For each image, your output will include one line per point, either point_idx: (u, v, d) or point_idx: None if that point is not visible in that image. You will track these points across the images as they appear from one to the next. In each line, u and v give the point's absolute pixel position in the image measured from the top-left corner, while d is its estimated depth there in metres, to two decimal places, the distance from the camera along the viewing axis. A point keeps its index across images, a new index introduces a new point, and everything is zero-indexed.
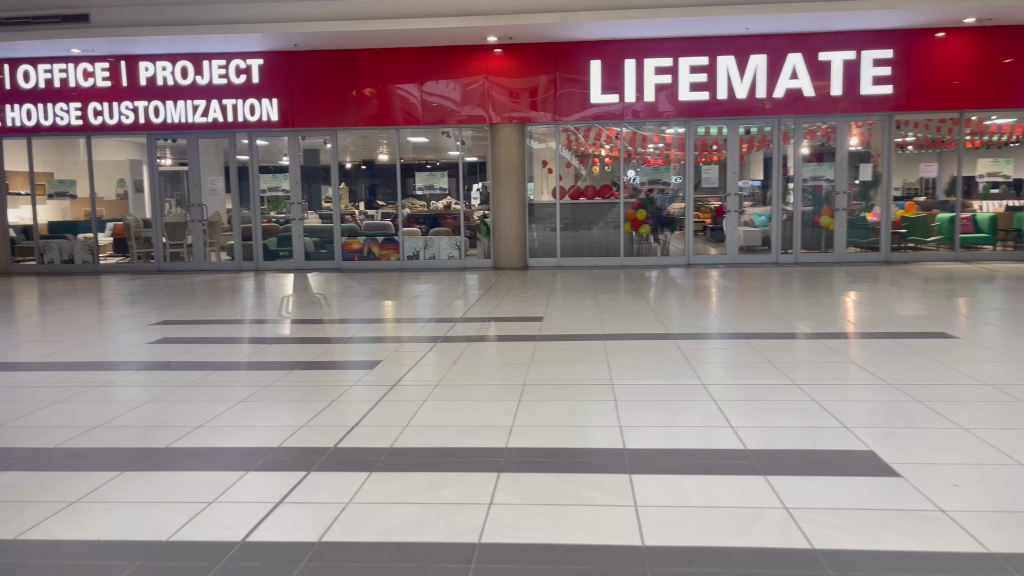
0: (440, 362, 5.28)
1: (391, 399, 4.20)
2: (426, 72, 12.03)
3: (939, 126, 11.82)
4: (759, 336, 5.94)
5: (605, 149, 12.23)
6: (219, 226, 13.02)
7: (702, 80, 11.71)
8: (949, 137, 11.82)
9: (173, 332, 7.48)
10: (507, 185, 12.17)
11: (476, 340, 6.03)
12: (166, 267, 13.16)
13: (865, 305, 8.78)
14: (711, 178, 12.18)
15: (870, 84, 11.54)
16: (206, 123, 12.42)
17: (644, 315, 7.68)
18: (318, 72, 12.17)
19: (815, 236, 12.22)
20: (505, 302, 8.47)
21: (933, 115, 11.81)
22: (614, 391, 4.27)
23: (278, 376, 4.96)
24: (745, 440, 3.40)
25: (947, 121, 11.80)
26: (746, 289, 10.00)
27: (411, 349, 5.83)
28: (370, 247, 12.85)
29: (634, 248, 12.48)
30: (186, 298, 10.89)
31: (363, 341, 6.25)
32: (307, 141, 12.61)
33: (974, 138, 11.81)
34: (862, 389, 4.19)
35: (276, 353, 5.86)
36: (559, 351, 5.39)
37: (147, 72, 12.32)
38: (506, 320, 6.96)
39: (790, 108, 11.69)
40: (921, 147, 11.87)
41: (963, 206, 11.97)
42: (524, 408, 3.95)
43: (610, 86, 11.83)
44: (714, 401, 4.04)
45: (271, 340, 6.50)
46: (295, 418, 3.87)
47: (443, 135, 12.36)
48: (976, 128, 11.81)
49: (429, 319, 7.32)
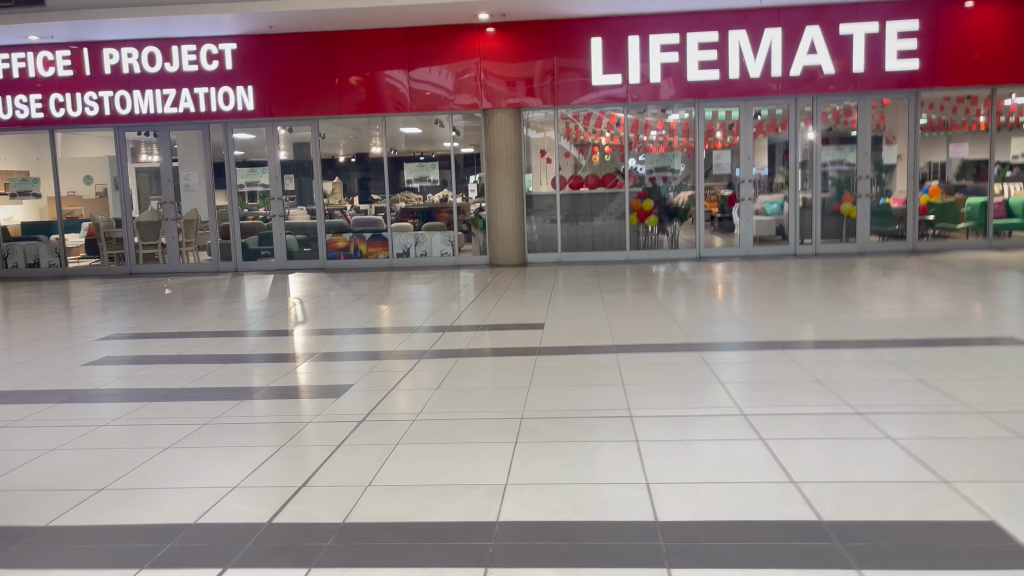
0: (423, 386, 4.41)
1: (353, 445, 3.35)
2: (415, 56, 11.14)
3: (955, 107, 10.93)
4: (796, 346, 5.08)
5: (605, 137, 11.37)
6: (195, 226, 12.14)
7: (711, 57, 10.82)
8: (968, 118, 10.95)
9: (129, 347, 6.64)
10: (503, 175, 11.28)
11: (468, 355, 5.18)
12: (138, 270, 12.28)
13: (894, 300, 7.93)
14: (723, 164, 11.31)
15: (894, 58, 10.64)
16: (176, 114, 11.53)
17: (659, 316, 6.84)
18: (297, 57, 11.30)
19: (836, 224, 11.33)
20: (501, 305, 7.64)
21: (949, 94, 10.91)
22: (634, 428, 3.41)
23: (226, 408, 4.10)
24: (817, 506, 2.53)
25: (968, 100, 10.91)
26: (762, 284, 9.14)
27: (390, 367, 4.99)
28: (357, 245, 11.98)
29: (640, 241, 11.60)
30: (157, 303, 10.05)
31: (351, 357, 5.41)
32: (293, 133, 11.74)
33: (999, 117, 10.94)
34: (947, 420, 3.33)
35: (233, 374, 5.02)
36: (565, 370, 4.54)
37: (111, 59, 11.45)
38: (503, 328, 6.12)
39: (807, 86, 10.80)
40: (932, 129, 11.00)
41: (992, 189, 11.09)
42: (523, 457, 3.09)
43: (613, 67, 10.94)
44: (763, 441, 3.18)
45: (233, 358, 5.67)
46: (228, 477, 3.02)
47: (437, 125, 11.50)
48: (998, 108, 10.92)
49: (423, 328, 6.47)
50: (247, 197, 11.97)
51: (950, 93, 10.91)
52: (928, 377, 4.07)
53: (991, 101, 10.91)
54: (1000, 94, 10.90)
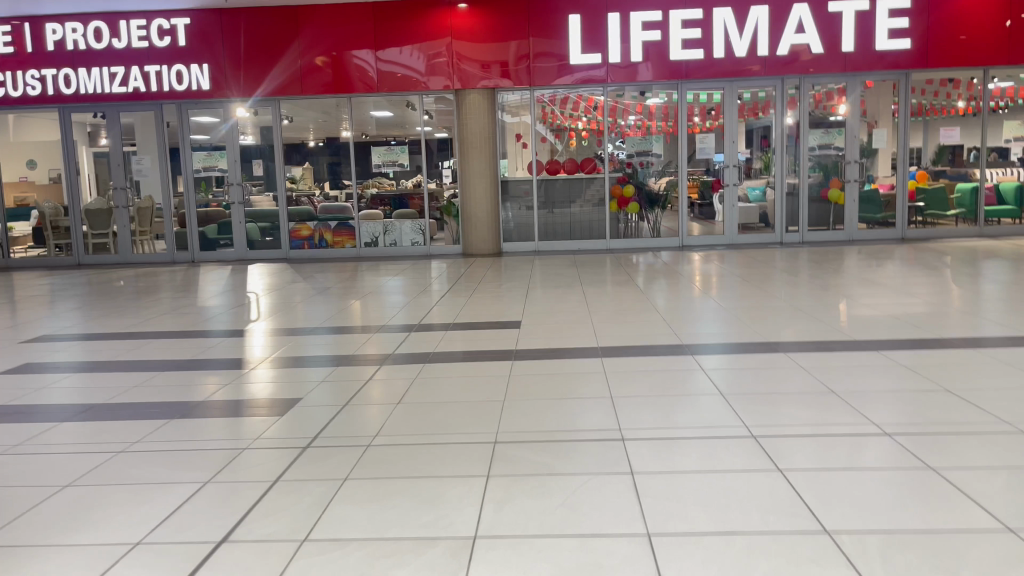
0: (385, 399, 3.84)
1: (293, 481, 2.78)
2: (383, 34, 10.50)
3: (937, 91, 10.55)
4: (798, 348, 4.58)
5: (582, 122, 10.83)
6: (148, 213, 11.39)
7: (696, 36, 10.30)
8: (949, 103, 10.56)
9: (60, 348, 6.00)
10: (477, 160, 10.69)
11: (436, 361, 4.61)
12: (88, 261, 11.52)
13: (888, 292, 7.51)
14: (706, 148, 10.80)
15: (885, 37, 10.21)
16: (125, 93, 10.79)
17: (646, 312, 6.30)
18: (255, 34, 10.62)
19: (823, 211, 10.91)
20: (475, 300, 7.08)
21: (932, 77, 10.53)
22: (630, 455, 2.89)
23: (151, 428, 3.51)
24: (861, 568, 2.04)
25: (950, 84, 10.54)
26: (748, 276, 8.69)
27: (347, 375, 4.41)
28: (322, 234, 11.34)
29: (620, 229, 11.10)
30: (106, 297, 9.39)
31: (320, 363, 4.80)
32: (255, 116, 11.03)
33: (981, 102, 10.55)
34: (990, 444, 2.85)
35: (170, 381, 4.44)
36: (544, 379, 4.00)
37: (54, 35, 10.70)
38: (477, 328, 5.57)
39: (794, 66, 10.33)
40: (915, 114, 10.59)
41: (979, 174, 10.73)
42: (498, 498, 2.56)
43: (591, 47, 10.38)
44: (783, 474, 2.67)
45: (174, 361, 5.06)
46: (134, 527, 2.46)
47: (409, 108, 10.88)
48: (980, 92, 10.53)
49: (400, 326, 5.88)
50: (208, 183, 11.25)
51: (932, 77, 10.52)
52: (955, 387, 3.59)
53: (970, 85, 10.53)
54: (979, 78, 10.51)
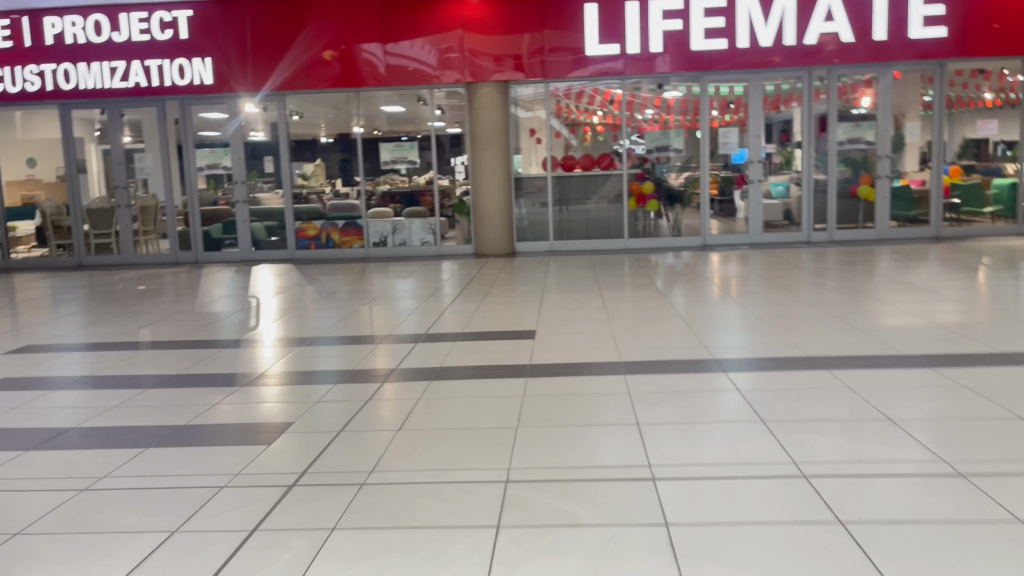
0: (385, 422, 3.44)
1: (271, 531, 2.39)
2: (392, 26, 10.09)
3: (967, 82, 10.06)
4: (844, 364, 4.12)
5: (598, 116, 10.40)
6: (152, 212, 11.07)
7: (718, 25, 9.83)
8: (981, 94, 10.06)
9: (46, 357, 5.66)
10: (489, 155, 10.28)
11: (442, 377, 4.20)
12: (90, 261, 11.21)
13: (927, 296, 7.03)
14: (729, 143, 10.34)
15: (919, 25, 9.68)
16: (126, 88, 10.46)
17: (669, 319, 5.86)
18: (260, 27, 10.26)
19: (851, 208, 10.42)
20: (487, 305, 6.69)
21: (964, 66, 10.03)
22: (663, 500, 2.48)
23: (126, 457, 3.12)
24: None
25: (981, 75, 10.04)
26: (774, 278, 8.25)
27: (352, 394, 3.96)
28: (329, 233, 10.97)
29: (638, 227, 10.67)
30: (106, 300, 9.09)
31: (329, 377, 4.36)
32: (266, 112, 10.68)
33: (1014, 94, 10.07)
34: None
35: (152, 396, 4.06)
36: (562, 401, 3.59)
37: (53, 29, 10.39)
38: (489, 338, 5.16)
39: (824, 56, 9.82)
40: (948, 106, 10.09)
41: (1011, 168, 10.22)
42: (508, 557, 2.16)
43: (609, 37, 9.93)
44: (847, 526, 2.25)
45: (159, 372, 4.68)
46: None
47: (420, 103, 10.48)
48: (1012, 84, 10.05)
49: (412, 335, 5.48)
50: (218, 179, 10.90)
51: (961, 67, 10.03)
52: None
53: (1002, 75, 10.04)
54: (1011, 70, 10.03)
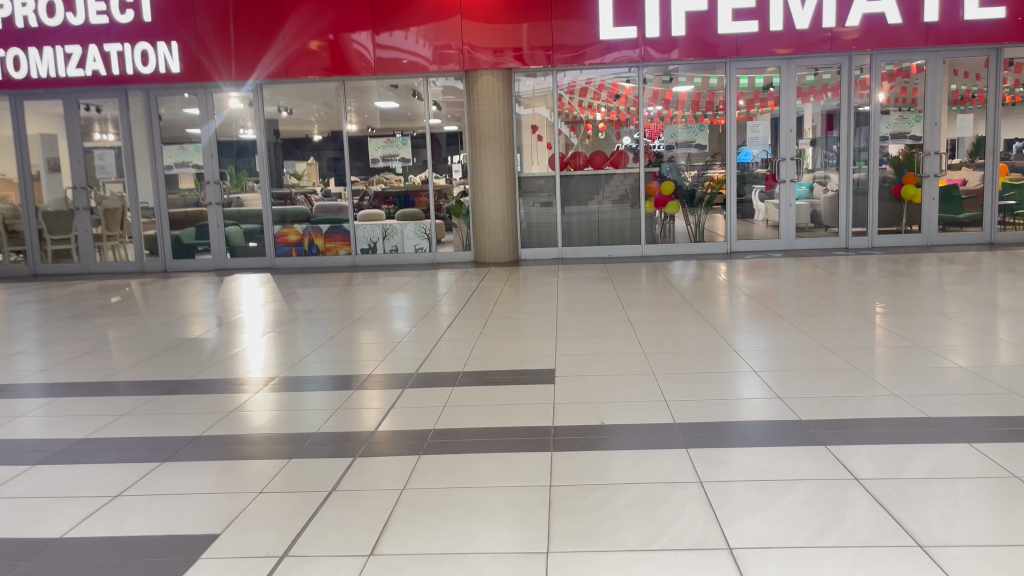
0: (353, 536, 2.36)
1: None
2: (381, 12, 9.02)
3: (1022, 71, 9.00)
4: (980, 434, 3.04)
5: (602, 112, 9.33)
6: (115, 215, 9.95)
7: (749, 5, 8.76)
8: None
9: None
10: (490, 153, 9.20)
11: (431, 449, 3.10)
12: (45, 270, 10.09)
13: (1006, 311, 5.95)
14: (758, 138, 9.28)
15: (976, 6, 8.62)
16: (82, 77, 9.36)
17: (710, 349, 4.78)
18: (234, 10, 9.18)
19: (894, 210, 9.36)
20: (489, 331, 5.60)
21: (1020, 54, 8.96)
22: None
23: None
24: None
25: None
26: (813, 291, 7.20)
27: (314, 477, 2.87)
28: (312, 239, 9.88)
29: (655, 232, 9.61)
30: (57, 315, 8.01)
31: (285, 445, 3.28)
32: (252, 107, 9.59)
33: None
34: None
35: (38, 477, 2.99)
36: (607, 501, 2.51)
37: (2, 11, 9.31)
38: (492, 383, 4.07)
39: (866, 40, 8.75)
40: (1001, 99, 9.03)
41: None
42: None
43: (625, 20, 8.85)
44: None
45: (66, 432, 3.60)
46: None
47: (415, 98, 9.43)
48: None
49: (397, 375, 4.38)
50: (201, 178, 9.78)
51: (1015, 55, 8.96)
52: None
53: None
54: None
